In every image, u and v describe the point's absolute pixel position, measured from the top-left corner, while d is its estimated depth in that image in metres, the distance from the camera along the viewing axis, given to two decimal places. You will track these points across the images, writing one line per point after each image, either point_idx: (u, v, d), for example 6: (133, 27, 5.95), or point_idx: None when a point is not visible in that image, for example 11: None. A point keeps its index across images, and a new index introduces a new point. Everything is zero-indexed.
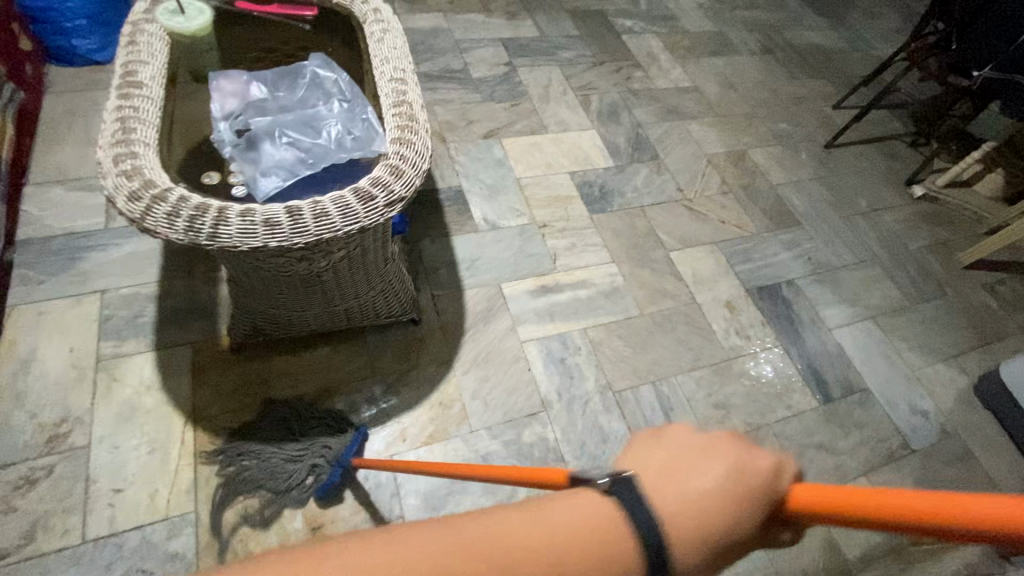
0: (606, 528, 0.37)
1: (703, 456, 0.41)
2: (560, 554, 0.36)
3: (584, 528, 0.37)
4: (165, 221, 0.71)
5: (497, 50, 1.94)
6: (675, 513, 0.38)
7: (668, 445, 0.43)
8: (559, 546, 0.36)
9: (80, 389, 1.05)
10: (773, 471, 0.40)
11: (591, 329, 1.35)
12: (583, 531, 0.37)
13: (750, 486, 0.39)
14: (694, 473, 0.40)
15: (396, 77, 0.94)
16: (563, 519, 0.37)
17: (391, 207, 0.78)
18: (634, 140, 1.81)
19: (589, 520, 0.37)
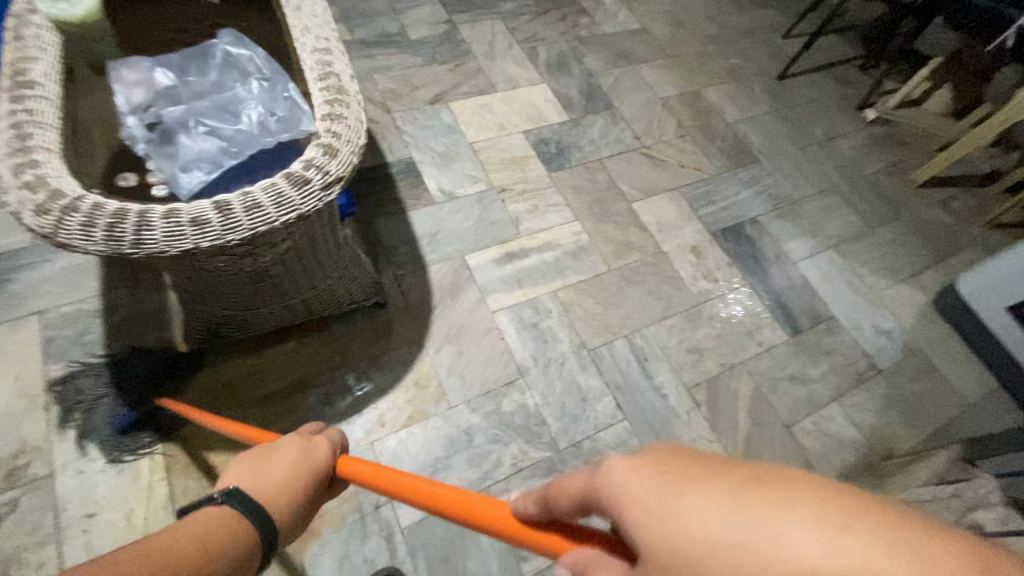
0: (233, 517, 0.51)
1: (279, 454, 0.61)
2: (213, 536, 0.48)
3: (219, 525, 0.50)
4: (81, 233, 0.65)
5: (435, 7, 1.83)
6: (272, 493, 0.56)
7: (265, 456, 0.60)
8: (213, 531, 0.48)
9: (32, 419, 1.00)
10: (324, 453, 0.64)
11: (560, 291, 1.33)
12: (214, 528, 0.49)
13: (319, 462, 0.62)
14: (276, 468, 0.59)
15: (320, 48, 0.87)
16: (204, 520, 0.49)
17: (327, 190, 0.74)
18: (587, 91, 1.75)
19: (215, 521, 0.50)
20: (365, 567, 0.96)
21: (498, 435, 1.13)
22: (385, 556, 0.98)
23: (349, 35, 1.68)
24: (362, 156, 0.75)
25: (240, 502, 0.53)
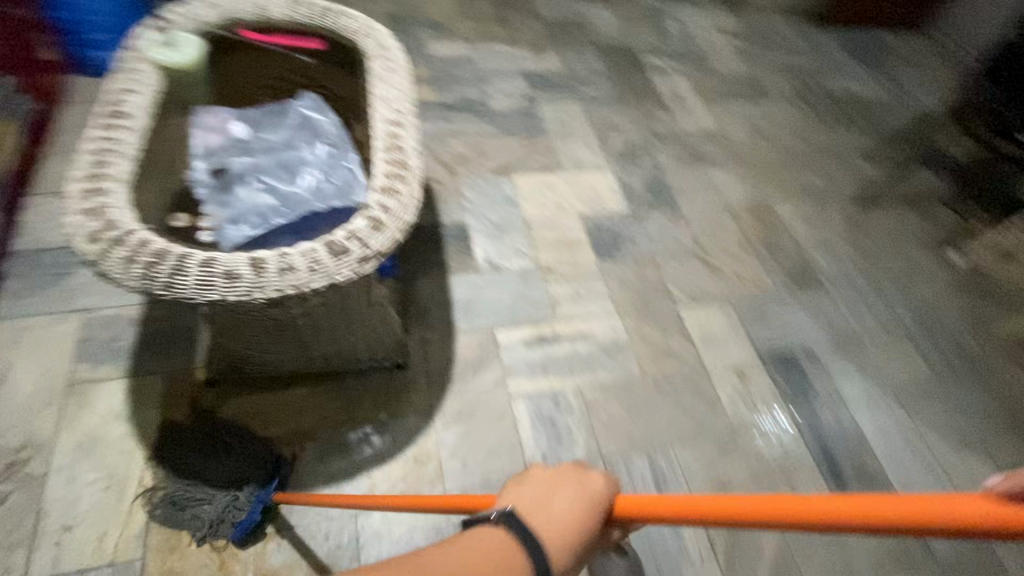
0: (503, 549, 0.47)
1: (555, 483, 0.54)
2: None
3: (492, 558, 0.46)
4: (122, 266, 0.67)
5: (519, 82, 1.90)
6: (548, 526, 0.50)
7: (536, 478, 0.55)
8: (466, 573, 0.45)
9: (47, 415, 1.02)
10: (606, 489, 0.54)
11: (586, 388, 1.27)
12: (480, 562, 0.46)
13: (597, 499, 0.53)
14: (555, 500, 0.52)
15: (392, 121, 0.90)
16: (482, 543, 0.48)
17: (364, 263, 0.74)
18: (653, 185, 1.73)
19: (488, 546, 0.47)
20: None
21: None
22: None
23: (433, 97, 1.76)
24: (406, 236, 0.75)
25: (517, 532, 0.49)
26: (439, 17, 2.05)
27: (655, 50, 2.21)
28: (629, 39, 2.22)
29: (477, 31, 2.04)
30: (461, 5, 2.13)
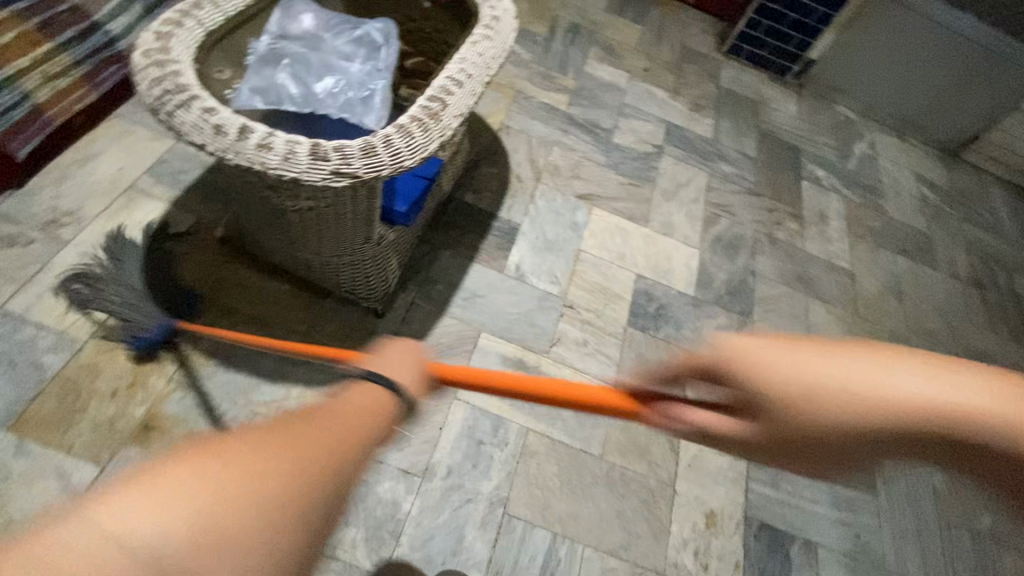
0: (380, 407, 0.51)
1: (399, 354, 0.59)
2: (366, 441, 0.46)
3: (375, 408, 0.51)
4: (149, 83, 0.75)
5: (656, 130, 1.82)
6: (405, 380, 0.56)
7: (390, 359, 0.58)
8: (359, 438, 0.46)
9: (99, 200, 1.18)
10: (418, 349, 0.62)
11: (532, 433, 1.15)
12: (365, 415, 0.49)
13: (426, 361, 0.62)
14: (404, 365, 0.58)
15: (451, 79, 0.91)
16: (350, 402, 0.49)
17: (335, 177, 0.75)
18: (735, 285, 1.54)
19: (371, 409, 0.50)
20: None
21: (349, 510, 0.99)
22: None
23: (564, 106, 1.75)
24: (385, 173, 0.75)
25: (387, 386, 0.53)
26: (616, 43, 2.04)
27: (824, 161, 1.97)
28: (801, 139, 2.01)
29: (644, 69, 2.00)
30: (645, 42, 2.10)
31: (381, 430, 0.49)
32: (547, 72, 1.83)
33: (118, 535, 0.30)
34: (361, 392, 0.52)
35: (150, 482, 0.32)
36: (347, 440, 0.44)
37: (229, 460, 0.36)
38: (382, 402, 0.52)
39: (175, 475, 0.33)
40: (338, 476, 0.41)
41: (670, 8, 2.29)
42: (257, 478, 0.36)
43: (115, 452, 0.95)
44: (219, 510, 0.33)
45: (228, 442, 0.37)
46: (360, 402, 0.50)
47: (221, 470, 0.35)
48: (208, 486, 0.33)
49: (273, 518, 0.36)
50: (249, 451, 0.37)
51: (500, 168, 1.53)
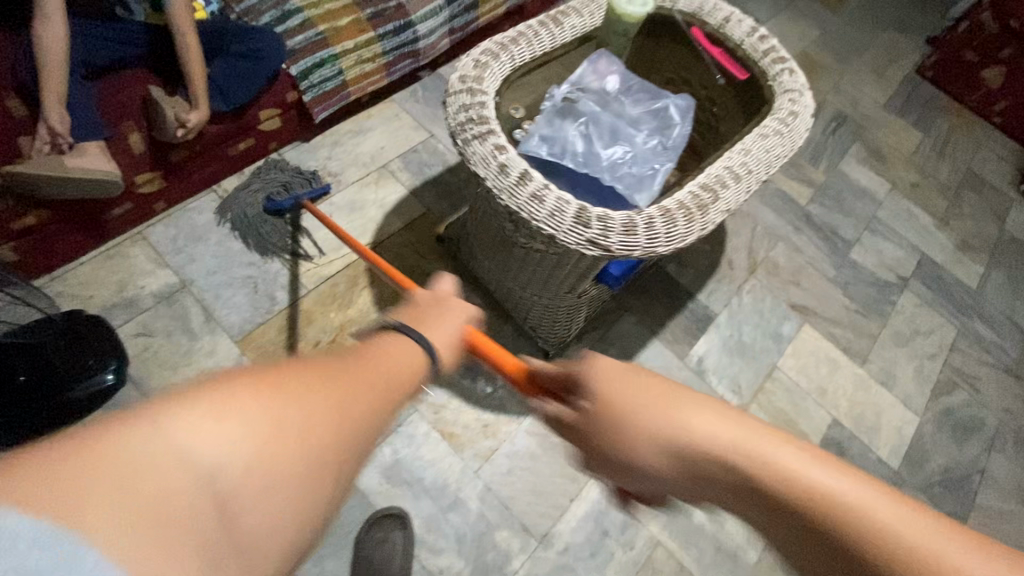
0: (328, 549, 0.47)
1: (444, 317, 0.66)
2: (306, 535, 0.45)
3: (406, 356, 0.56)
4: (456, 108, 0.80)
5: (907, 259, 1.56)
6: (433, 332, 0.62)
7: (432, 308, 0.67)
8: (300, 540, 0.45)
9: (357, 170, 1.33)
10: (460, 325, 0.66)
11: (661, 548, 1.05)
12: (408, 363, 0.55)
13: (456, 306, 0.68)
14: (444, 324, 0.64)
15: (731, 171, 0.85)
16: (391, 359, 0.53)
17: (588, 246, 0.73)
18: (954, 478, 1.25)
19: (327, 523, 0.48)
20: None
21: (463, 541, 0.99)
22: None
23: (804, 201, 1.58)
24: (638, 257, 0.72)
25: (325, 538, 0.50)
26: (886, 146, 1.79)
27: None
28: None
29: (912, 184, 1.73)
30: (922, 153, 1.81)
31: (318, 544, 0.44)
32: (795, 158, 1.67)
33: (174, 456, 0.32)
34: (398, 342, 0.57)
35: (198, 417, 0.35)
36: (396, 374, 0.52)
37: (291, 383, 0.42)
38: (415, 355, 0.57)
39: (234, 399, 0.37)
40: (354, 448, 0.43)
41: (965, 121, 1.95)
42: (299, 434, 0.39)
43: None
44: (267, 460, 0.37)
45: (290, 373, 0.42)
46: (381, 345, 0.55)
47: (250, 406, 0.37)
48: (231, 404, 0.37)
49: (331, 437, 0.41)
50: (306, 384, 0.42)
51: (713, 248, 1.42)
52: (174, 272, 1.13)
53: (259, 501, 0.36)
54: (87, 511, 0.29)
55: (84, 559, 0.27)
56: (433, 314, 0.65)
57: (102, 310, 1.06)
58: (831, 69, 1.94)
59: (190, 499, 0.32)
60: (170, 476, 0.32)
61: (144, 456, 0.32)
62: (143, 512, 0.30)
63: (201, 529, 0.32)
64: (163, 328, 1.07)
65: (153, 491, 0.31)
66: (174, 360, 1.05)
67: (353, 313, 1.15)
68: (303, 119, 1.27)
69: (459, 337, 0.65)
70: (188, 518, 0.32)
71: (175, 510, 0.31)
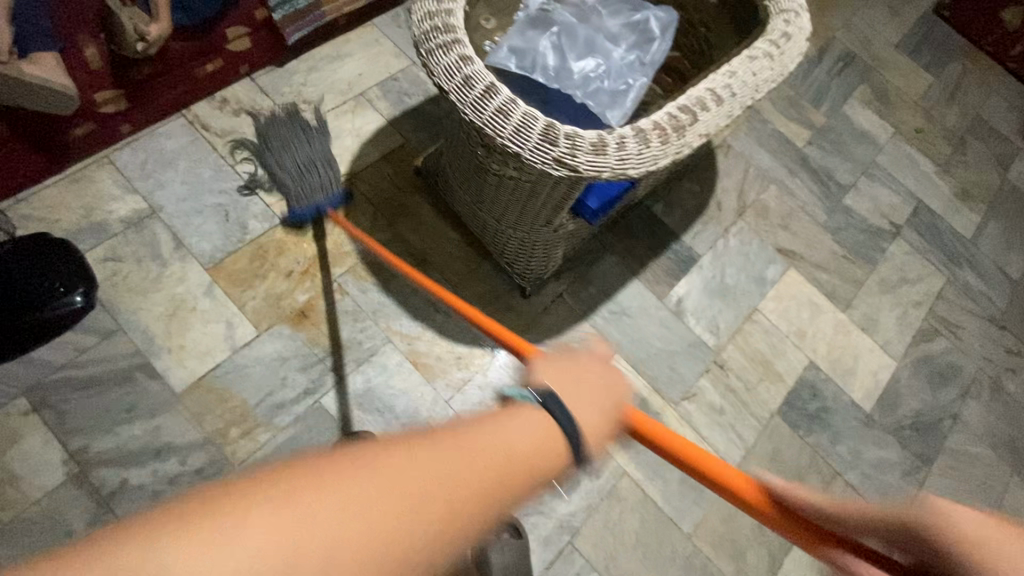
0: (535, 460, 0.45)
1: (604, 391, 0.55)
2: (498, 488, 0.40)
3: (549, 433, 0.47)
4: (422, 15, 0.75)
5: (903, 207, 1.52)
6: (552, 372, 0.55)
7: (590, 369, 0.56)
8: (484, 482, 0.39)
9: (334, 97, 1.27)
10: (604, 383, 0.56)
11: (627, 478, 1.07)
12: (540, 437, 0.46)
13: (603, 369, 0.57)
14: (578, 378, 0.55)
15: (712, 93, 0.80)
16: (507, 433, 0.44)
17: (555, 165, 0.70)
18: (925, 422, 1.27)
19: (541, 442, 0.46)
20: (278, 382, 1.02)
21: None
22: (288, 399, 1.01)
23: (802, 143, 1.53)
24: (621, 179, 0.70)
25: (542, 419, 0.48)
26: (894, 89, 1.71)
27: None
28: None
29: (916, 129, 1.66)
30: (929, 96, 1.73)
31: (548, 467, 0.45)
32: (797, 99, 1.60)
33: (231, 552, 0.30)
34: (529, 411, 0.48)
35: (268, 512, 0.31)
36: (527, 458, 0.44)
37: (400, 454, 0.37)
38: (558, 443, 0.47)
39: (300, 496, 0.32)
40: (462, 538, 0.37)
41: (980, 65, 1.85)
42: (406, 511, 0.35)
43: (272, 325, 1.06)
44: (363, 558, 0.32)
45: (415, 448, 0.38)
46: (527, 425, 0.46)
47: (328, 507, 0.32)
48: (337, 503, 0.33)
49: (422, 538, 0.35)
50: (437, 460, 0.38)
51: (702, 189, 1.38)
52: (143, 197, 1.10)
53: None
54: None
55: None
56: (568, 368, 0.56)
57: (70, 234, 1.05)
58: (843, 5, 1.82)
59: None
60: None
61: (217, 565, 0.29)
62: None
63: None
64: (132, 254, 1.06)
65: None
66: (143, 285, 1.04)
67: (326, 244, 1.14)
68: (275, 40, 1.21)
69: (611, 415, 0.54)
70: None
71: None
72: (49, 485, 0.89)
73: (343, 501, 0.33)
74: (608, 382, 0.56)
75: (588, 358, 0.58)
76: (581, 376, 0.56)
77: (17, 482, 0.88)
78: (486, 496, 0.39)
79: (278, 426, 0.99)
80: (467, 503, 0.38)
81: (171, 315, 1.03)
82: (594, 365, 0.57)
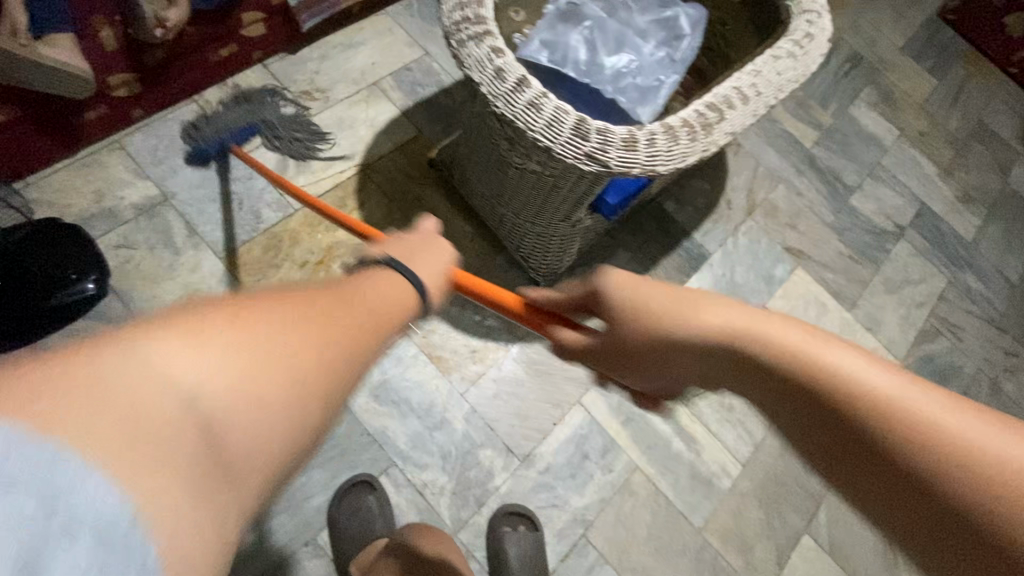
0: (400, 303, 0.49)
1: (433, 250, 0.58)
2: (371, 318, 0.44)
3: (401, 289, 0.50)
4: (453, 6, 0.74)
5: (907, 208, 1.54)
6: (403, 246, 0.57)
7: (429, 243, 0.59)
8: (365, 315, 0.43)
9: (348, 86, 1.26)
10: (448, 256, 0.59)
11: (639, 472, 1.08)
12: (403, 297, 0.50)
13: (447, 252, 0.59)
14: (429, 255, 0.57)
15: (738, 92, 0.81)
16: (377, 292, 0.47)
17: (585, 160, 0.70)
18: None
19: (395, 292, 0.49)
20: None
21: (448, 458, 1.01)
22: None
23: (809, 143, 1.54)
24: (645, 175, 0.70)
25: (399, 279, 0.51)
26: (899, 92, 1.73)
27: None
28: None
29: (920, 132, 1.68)
30: (934, 100, 1.75)
31: (403, 317, 0.49)
32: (805, 99, 1.61)
33: (126, 382, 0.30)
34: (382, 275, 0.50)
35: (167, 344, 0.32)
36: (389, 311, 0.47)
37: (290, 307, 0.38)
38: (404, 291, 0.50)
39: (190, 331, 0.33)
40: (350, 379, 0.40)
41: (982, 70, 1.87)
42: (304, 346, 0.37)
43: None
44: (262, 378, 0.34)
45: (284, 296, 0.40)
46: (375, 279, 0.49)
47: (217, 334, 0.34)
48: (225, 331, 0.34)
49: (324, 356, 0.38)
50: (305, 296, 0.40)
51: (713, 187, 1.39)
52: (155, 184, 1.09)
53: (241, 419, 0.33)
54: (69, 421, 0.28)
55: (49, 443, 0.27)
56: (420, 250, 0.57)
57: (81, 220, 1.03)
58: (850, 7, 1.84)
59: (164, 413, 0.31)
60: (135, 391, 0.30)
61: (123, 381, 0.30)
62: (116, 429, 0.29)
63: (175, 446, 0.31)
64: (145, 241, 1.04)
65: (111, 413, 0.29)
66: (157, 273, 1.03)
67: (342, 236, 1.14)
68: (289, 27, 1.20)
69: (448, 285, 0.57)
70: (158, 415, 0.30)
71: (141, 428, 0.30)
72: None
73: (235, 324, 0.35)
74: (449, 254, 0.60)
75: (435, 238, 0.61)
76: (435, 247, 0.59)
77: None
78: (362, 329, 0.42)
79: None
80: (356, 327, 0.42)
81: None
82: (443, 244, 0.60)
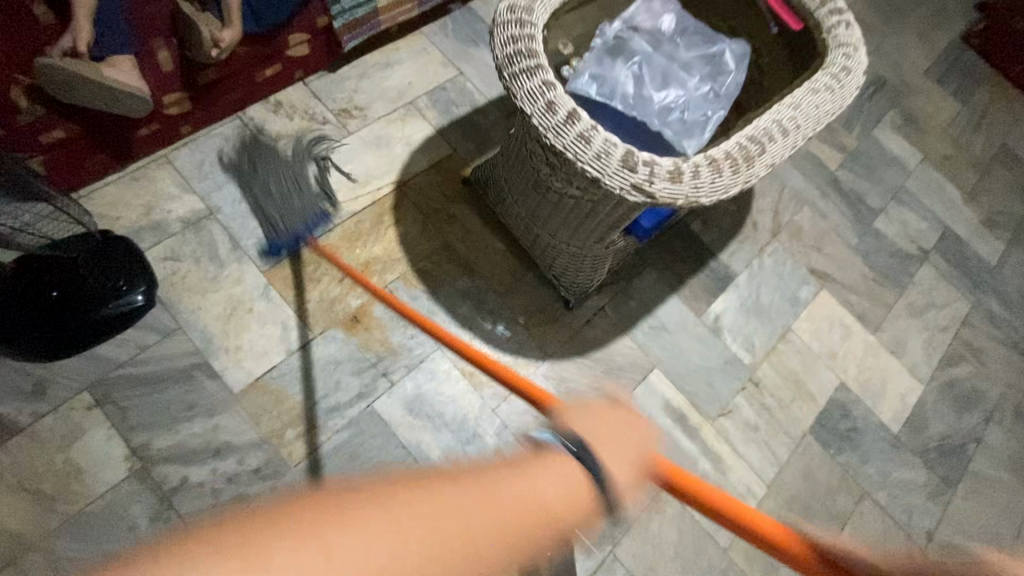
0: (581, 493, 0.51)
1: (604, 417, 0.61)
2: (543, 519, 0.45)
3: (578, 489, 0.51)
4: (505, 40, 0.76)
5: (931, 232, 1.55)
6: (583, 427, 0.59)
7: (602, 416, 0.61)
8: (541, 511, 0.45)
9: (385, 105, 1.29)
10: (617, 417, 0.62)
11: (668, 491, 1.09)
12: (573, 495, 0.50)
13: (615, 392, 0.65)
14: (608, 431, 0.59)
15: (778, 124, 0.83)
16: (545, 486, 0.47)
17: (632, 191, 0.72)
18: (950, 445, 1.30)
19: (573, 482, 0.51)
20: (331, 385, 1.04)
21: None
22: (342, 401, 1.03)
23: (834, 166, 1.56)
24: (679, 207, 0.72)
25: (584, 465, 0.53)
26: (923, 115, 1.75)
27: None
28: None
29: (943, 155, 1.69)
30: (957, 124, 1.77)
31: (577, 520, 0.50)
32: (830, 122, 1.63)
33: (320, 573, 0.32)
34: (567, 464, 0.52)
35: (333, 543, 0.33)
36: (559, 512, 0.47)
37: (444, 503, 0.39)
38: (568, 479, 0.51)
39: (365, 521, 0.35)
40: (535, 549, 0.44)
41: (1005, 94, 1.89)
42: (475, 552, 0.38)
43: (326, 328, 1.08)
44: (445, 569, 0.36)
45: (452, 479, 0.42)
46: (548, 464, 0.51)
47: (394, 523, 0.36)
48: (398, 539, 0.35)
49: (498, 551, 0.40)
50: (471, 482, 0.42)
51: (739, 209, 1.41)
52: (200, 198, 1.12)
53: None
54: None
55: None
56: (608, 425, 0.60)
57: (131, 232, 1.06)
58: (873, 30, 1.86)
59: None
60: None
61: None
62: None
63: None
64: (191, 254, 1.08)
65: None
66: (202, 285, 1.06)
67: (380, 251, 1.17)
68: (331, 47, 1.23)
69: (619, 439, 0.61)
70: None
71: None
72: (114, 480, 0.91)
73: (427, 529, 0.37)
74: (627, 416, 0.62)
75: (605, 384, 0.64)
76: (616, 425, 0.60)
77: (82, 476, 0.90)
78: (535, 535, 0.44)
79: (332, 429, 1.01)
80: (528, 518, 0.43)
81: (229, 315, 1.05)
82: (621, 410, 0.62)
